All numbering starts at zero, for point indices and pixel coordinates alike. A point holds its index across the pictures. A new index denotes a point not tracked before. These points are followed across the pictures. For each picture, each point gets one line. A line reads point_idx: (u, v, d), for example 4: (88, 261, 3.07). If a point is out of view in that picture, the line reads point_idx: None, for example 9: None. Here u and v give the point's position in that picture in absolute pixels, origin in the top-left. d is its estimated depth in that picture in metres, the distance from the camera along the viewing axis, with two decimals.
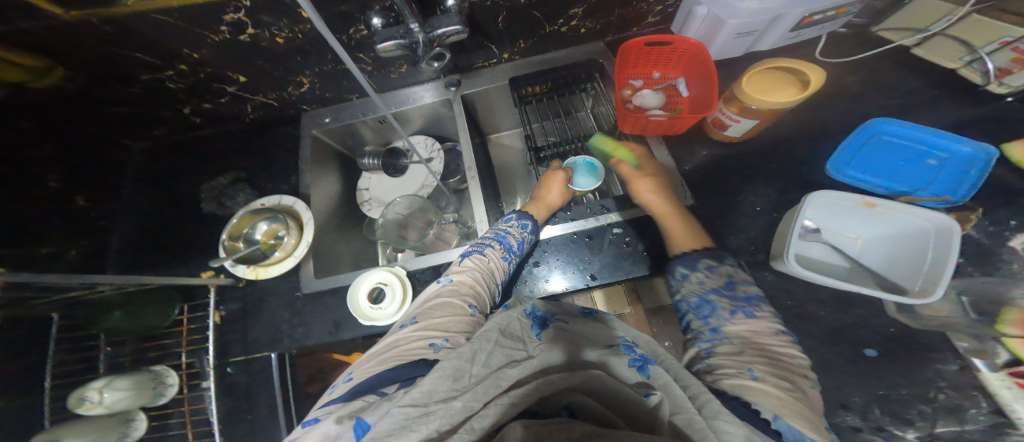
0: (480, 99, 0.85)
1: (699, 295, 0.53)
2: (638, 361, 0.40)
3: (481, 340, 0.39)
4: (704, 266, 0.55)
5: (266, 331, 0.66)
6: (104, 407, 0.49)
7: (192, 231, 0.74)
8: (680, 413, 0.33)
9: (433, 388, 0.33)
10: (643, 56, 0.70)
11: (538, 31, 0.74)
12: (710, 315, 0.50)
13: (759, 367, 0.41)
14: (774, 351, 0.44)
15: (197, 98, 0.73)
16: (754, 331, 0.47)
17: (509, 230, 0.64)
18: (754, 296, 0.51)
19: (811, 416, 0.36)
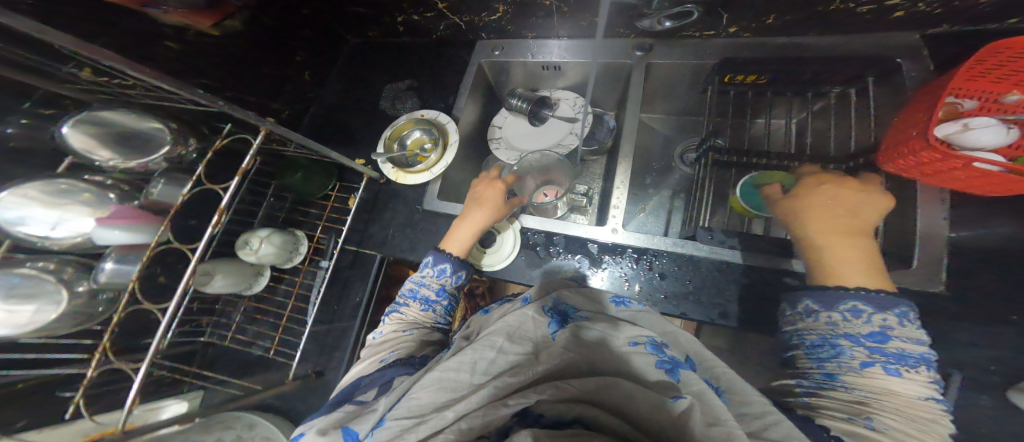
0: (671, 74, 0.70)
1: (827, 336, 0.37)
2: (666, 362, 0.30)
3: (481, 341, 0.33)
4: (838, 303, 0.38)
5: (380, 231, 0.69)
6: (257, 256, 0.55)
7: (358, 123, 0.82)
8: (719, 423, 0.24)
9: (429, 401, 0.29)
10: (1004, 67, 0.42)
11: (810, 6, 0.54)
12: (845, 363, 0.35)
13: (889, 425, 0.28)
14: (933, 426, 0.29)
15: (411, 9, 0.75)
16: (896, 392, 0.32)
17: (423, 279, 0.53)
18: (913, 357, 0.33)
19: None
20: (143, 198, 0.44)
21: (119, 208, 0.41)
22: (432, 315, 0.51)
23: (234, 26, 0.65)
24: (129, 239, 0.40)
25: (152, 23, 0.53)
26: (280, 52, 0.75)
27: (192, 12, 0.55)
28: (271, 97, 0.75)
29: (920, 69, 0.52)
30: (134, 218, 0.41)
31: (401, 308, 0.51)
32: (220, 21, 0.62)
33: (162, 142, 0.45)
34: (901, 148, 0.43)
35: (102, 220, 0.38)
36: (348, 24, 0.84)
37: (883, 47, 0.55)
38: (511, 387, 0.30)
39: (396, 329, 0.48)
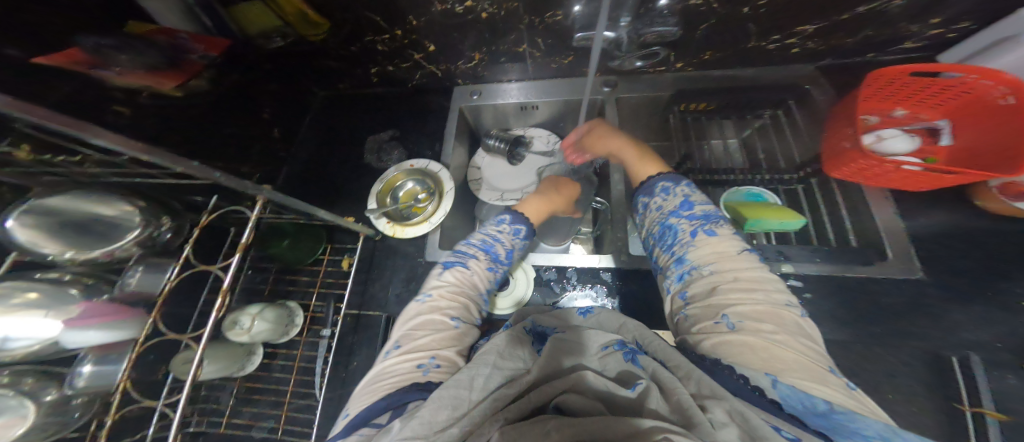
0: (640, 106, 0.77)
1: (661, 221, 0.49)
2: (630, 353, 0.35)
3: (476, 360, 0.33)
4: (660, 189, 0.52)
5: (383, 289, 0.67)
6: (250, 335, 0.53)
7: (340, 177, 0.79)
8: (672, 394, 0.28)
9: (433, 419, 0.27)
10: (893, 86, 0.53)
11: (740, 45, 0.65)
12: (681, 244, 0.45)
13: (738, 311, 0.34)
14: (754, 275, 0.38)
15: (387, 61, 0.76)
16: (719, 251, 0.41)
17: (498, 236, 0.54)
18: (712, 214, 0.46)
19: (805, 364, 0.29)
20: (115, 290, 0.39)
21: (88, 306, 0.36)
22: (493, 276, 0.51)
23: (201, 86, 0.61)
24: (104, 338, 0.35)
25: (101, 87, 0.47)
26: (247, 113, 0.71)
27: (150, 71, 0.53)
28: (243, 162, 0.70)
29: (831, 92, 0.64)
30: (108, 314, 0.37)
31: (469, 261, 0.50)
32: (186, 82, 0.58)
33: (131, 225, 0.39)
34: (841, 158, 0.53)
35: (67, 323, 0.34)
36: (318, 79, 0.83)
37: (801, 75, 0.68)
38: (507, 397, 0.29)
39: (449, 306, 0.43)
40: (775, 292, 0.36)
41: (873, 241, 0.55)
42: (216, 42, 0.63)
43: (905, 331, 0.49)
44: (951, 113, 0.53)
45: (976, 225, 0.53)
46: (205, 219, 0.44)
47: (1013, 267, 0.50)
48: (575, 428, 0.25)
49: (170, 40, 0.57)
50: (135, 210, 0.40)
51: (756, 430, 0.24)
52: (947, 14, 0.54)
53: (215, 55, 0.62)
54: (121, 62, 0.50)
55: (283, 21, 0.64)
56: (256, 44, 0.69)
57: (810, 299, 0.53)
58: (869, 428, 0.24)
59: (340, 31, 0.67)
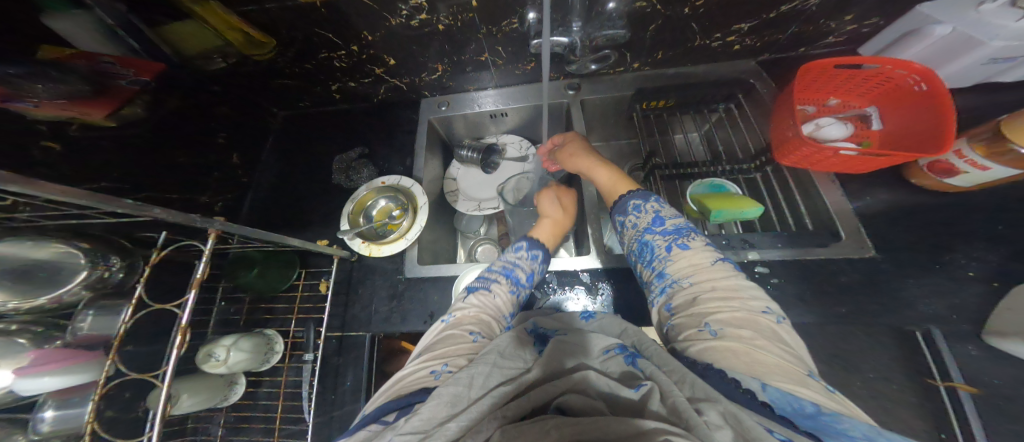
0: (604, 106, 0.79)
1: (638, 238, 0.51)
2: (631, 357, 0.36)
3: (478, 358, 0.34)
4: (633, 207, 0.53)
5: (364, 310, 0.65)
6: (227, 366, 0.52)
7: (310, 198, 0.77)
8: (668, 397, 0.29)
9: (433, 416, 0.29)
10: (822, 77, 0.57)
11: (686, 44, 0.67)
12: (659, 259, 0.47)
13: (718, 318, 0.37)
14: (728, 285, 0.41)
15: (348, 77, 0.75)
16: (695, 264, 0.44)
17: (518, 261, 0.55)
18: (683, 227, 0.49)
19: (786, 366, 0.31)
20: (68, 336, 0.37)
21: (40, 353, 0.35)
22: (515, 299, 0.51)
23: (134, 113, 0.55)
24: (61, 383, 0.34)
25: (18, 121, 0.42)
26: (201, 136, 0.68)
27: (74, 101, 0.47)
28: (204, 191, 0.67)
29: (773, 84, 0.69)
30: (66, 358, 0.35)
31: (491, 285, 0.50)
32: (117, 109, 0.52)
33: (76, 266, 0.37)
34: (788, 146, 0.56)
35: (20, 372, 0.32)
36: (277, 100, 0.81)
37: (743, 70, 0.71)
38: (505, 395, 0.30)
39: (473, 321, 0.45)
40: (751, 300, 0.39)
41: (826, 222, 0.59)
42: (146, 66, 0.57)
43: (857, 302, 0.53)
44: (876, 100, 0.58)
45: (912, 200, 0.58)
46: (154, 255, 0.39)
47: (949, 235, 0.54)
48: (573, 428, 0.26)
49: (91, 64, 0.50)
50: (79, 251, 0.38)
51: (748, 429, 0.25)
52: (856, 12, 0.58)
53: (148, 80, 0.57)
54: (38, 92, 0.44)
55: (222, 39, 0.61)
56: (195, 66, 0.64)
57: (778, 283, 0.56)
58: (855, 428, 0.25)
59: (294, 49, 0.65)
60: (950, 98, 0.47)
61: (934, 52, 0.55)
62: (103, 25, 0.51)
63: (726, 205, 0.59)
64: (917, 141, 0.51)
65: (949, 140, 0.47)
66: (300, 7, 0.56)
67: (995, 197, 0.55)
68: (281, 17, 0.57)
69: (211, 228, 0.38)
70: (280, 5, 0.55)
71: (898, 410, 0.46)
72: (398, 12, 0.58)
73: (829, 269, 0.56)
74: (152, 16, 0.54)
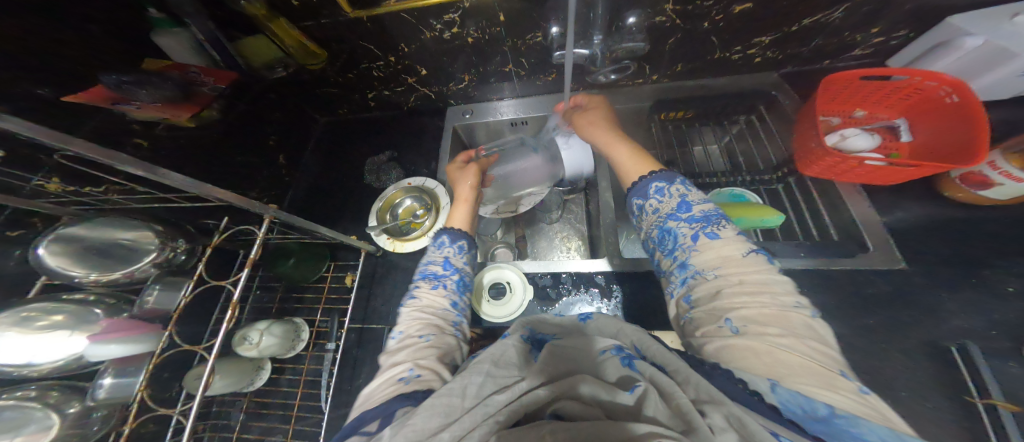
0: (623, 116, 0.81)
1: (659, 225, 0.49)
2: (627, 357, 0.36)
3: (470, 368, 0.35)
4: (654, 190, 0.52)
5: (384, 303, 0.69)
6: (258, 350, 0.56)
7: (341, 197, 0.82)
8: (671, 399, 0.30)
9: (425, 427, 0.30)
10: (852, 87, 0.57)
11: (706, 57, 0.69)
12: (682, 248, 0.46)
13: (742, 314, 0.36)
14: (759, 279, 0.39)
15: (382, 86, 0.81)
16: (722, 254, 0.43)
17: (433, 257, 0.57)
18: (712, 214, 0.46)
19: (813, 364, 0.31)
20: (135, 307, 0.42)
21: (110, 322, 0.39)
22: (442, 291, 0.52)
23: (211, 117, 0.63)
24: (122, 352, 0.38)
25: (119, 121, 0.49)
26: (254, 141, 0.74)
27: (166, 105, 0.55)
28: (251, 187, 0.74)
29: (795, 96, 0.69)
30: (129, 329, 0.39)
31: (416, 291, 0.52)
32: (199, 112, 0.60)
33: (148, 248, 0.42)
34: (811, 157, 0.56)
35: (90, 337, 0.37)
36: (317, 107, 0.88)
37: (765, 82, 0.72)
38: (500, 404, 0.31)
39: (415, 328, 0.46)
40: (782, 295, 0.37)
41: (853, 234, 0.58)
42: (222, 74, 0.64)
43: (886, 317, 0.51)
44: (907, 112, 0.57)
45: (946, 214, 0.56)
46: (215, 240, 0.46)
47: (988, 251, 0.52)
48: (567, 432, 0.28)
49: (181, 74, 0.57)
50: (152, 235, 0.43)
51: (753, 431, 0.26)
52: (882, 24, 0.58)
53: (224, 87, 0.64)
54: (142, 95, 0.52)
55: (283, 51, 0.68)
56: (260, 75, 0.71)
57: (799, 292, 0.55)
58: (872, 433, 0.25)
59: (339, 60, 0.72)
60: (982, 108, 0.46)
61: (965, 63, 0.54)
62: (193, 37, 0.59)
63: (748, 216, 0.59)
64: (948, 153, 0.51)
65: (982, 151, 0.46)
66: (347, 22, 0.62)
67: None
68: (331, 31, 0.64)
69: (267, 215, 0.43)
70: (334, 21, 0.62)
71: (934, 432, 0.43)
72: (433, 25, 0.63)
73: (855, 282, 0.54)
74: (232, 30, 0.62)
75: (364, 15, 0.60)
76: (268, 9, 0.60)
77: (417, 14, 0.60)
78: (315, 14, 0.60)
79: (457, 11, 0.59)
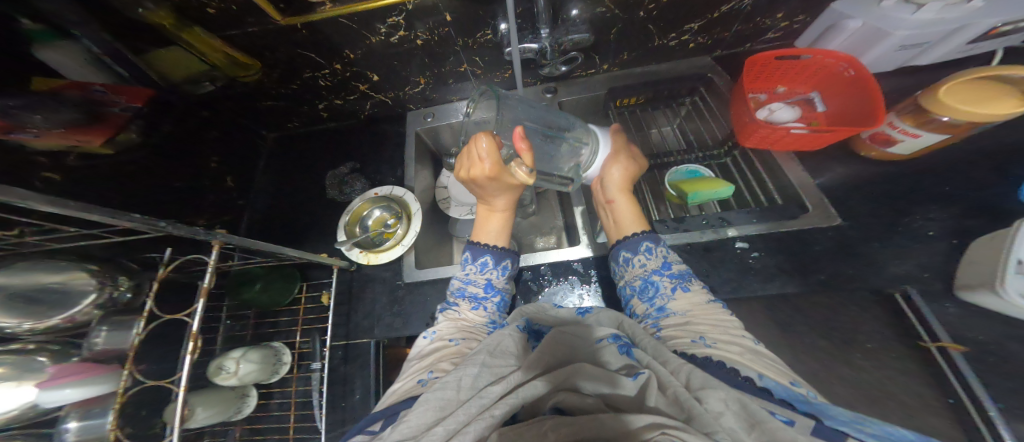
0: (581, 107, 0.84)
1: (643, 277, 0.53)
2: (625, 345, 0.40)
3: (466, 361, 0.38)
4: (645, 248, 0.54)
5: (367, 317, 0.67)
6: (237, 378, 0.53)
7: (308, 217, 0.80)
8: (668, 388, 0.33)
9: (421, 421, 0.32)
10: (769, 68, 0.62)
11: (646, 44, 0.73)
12: (661, 296, 0.51)
13: (711, 335, 0.42)
14: (721, 316, 0.45)
15: (334, 95, 0.78)
16: (693, 303, 0.48)
17: (469, 275, 0.57)
18: (686, 273, 0.52)
19: (778, 367, 0.37)
20: (85, 350, 0.38)
21: (58, 368, 0.36)
22: (484, 312, 0.54)
23: (131, 140, 0.56)
24: (83, 393, 0.35)
25: (18, 153, 0.43)
26: (197, 163, 0.69)
27: (72, 129, 0.48)
28: (201, 215, 0.69)
29: (728, 77, 0.75)
30: (83, 372, 0.36)
31: (454, 306, 0.55)
32: (113, 136, 0.53)
33: (84, 289, 0.38)
34: (746, 130, 0.61)
35: (40, 385, 0.34)
36: (264, 121, 0.84)
37: (701, 65, 0.77)
38: (497, 395, 0.33)
39: (448, 333, 0.49)
40: (733, 327, 0.43)
41: (793, 197, 0.65)
42: (138, 92, 0.58)
43: (827, 267, 0.59)
44: (819, 85, 0.63)
45: (866, 171, 0.64)
46: (162, 271, 0.42)
47: (902, 200, 0.60)
48: (570, 427, 0.29)
49: (84, 94, 0.50)
50: (87, 274, 0.39)
51: (754, 416, 0.28)
52: (785, 10, 0.65)
53: (140, 106, 0.58)
54: (36, 120, 0.44)
55: (209, 64, 0.63)
56: (184, 90, 0.65)
57: (758, 256, 0.62)
58: (845, 414, 0.28)
59: (277, 67, 0.69)
60: (874, 79, 0.53)
61: (852, 44, 0.63)
62: (92, 55, 0.52)
63: (700, 188, 0.65)
64: (854, 120, 0.57)
65: (880, 113, 0.52)
66: (284, 31, 0.60)
67: (937, 162, 0.61)
68: (268, 40, 0.61)
69: (215, 240, 0.40)
70: (262, 28, 0.59)
71: None
72: (378, 30, 0.61)
73: (797, 240, 0.61)
74: (140, 45, 0.56)
75: (296, 22, 0.58)
76: (176, 17, 0.55)
77: (359, 19, 0.59)
78: (242, 23, 0.57)
79: (401, 14, 0.59)
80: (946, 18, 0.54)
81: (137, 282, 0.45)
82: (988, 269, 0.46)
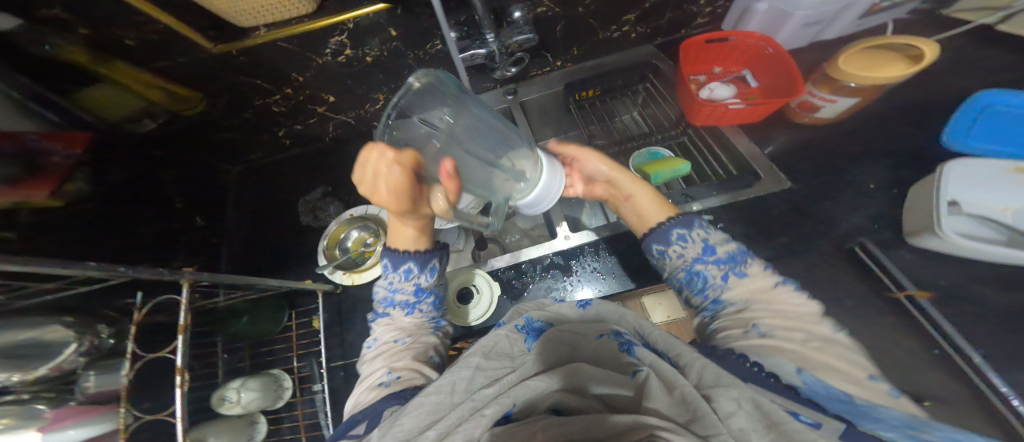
0: (543, 104, 0.85)
1: (686, 269, 0.51)
2: (628, 344, 0.41)
3: (461, 363, 0.41)
4: (677, 237, 0.53)
5: (361, 335, 0.70)
6: (241, 406, 0.55)
7: (290, 246, 0.81)
8: (675, 388, 0.33)
9: (415, 425, 0.35)
10: (702, 50, 0.67)
11: (591, 39, 0.76)
12: (713, 286, 0.49)
13: (767, 323, 0.42)
14: (787, 303, 0.44)
15: (292, 120, 0.80)
16: (754, 290, 0.47)
17: (394, 284, 0.58)
18: (736, 254, 0.50)
19: (839, 365, 0.36)
20: (78, 394, 0.40)
21: (57, 412, 0.38)
22: (419, 314, 0.57)
23: (79, 189, 0.56)
24: (84, 434, 0.37)
25: None
26: (158, 207, 0.69)
27: (18, 185, 0.48)
28: (176, 256, 0.69)
29: (672, 61, 0.79)
30: (79, 414, 0.38)
31: (388, 314, 0.58)
32: (58, 188, 0.52)
33: (64, 340, 0.39)
34: (693, 109, 0.65)
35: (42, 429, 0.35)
36: (230, 156, 0.85)
37: (645, 53, 0.81)
38: (488, 397, 0.37)
39: (390, 336, 0.55)
40: (812, 325, 0.41)
41: (745, 167, 0.69)
42: (75, 138, 0.57)
43: (780, 231, 0.63)
44: (749, 63, 0.67)
45: (805, 136, 0.69)
46: (137, 315, 0.43)
47: (841, 160, 0.65)
48: (558, 427, 0.33)
49: (19, 145, 0.50)
50: (66, 328, 0.40)
51: (772, 416, 0.29)
52: None
53: (81, 152, 0.57)
54: None
55: (145, 99, 0.63)
56: (125, 131, 0.64)
57: (721, 227, 0.66)
58: (894, 417, 0.29)
59: (224, 96, 0.69)
60: (789, 57, 0.59)
61: (765, 25, 0.68)
62: (13, 100, 0.51)
63: (661, 169, 0.69)
64: (783, 91, 0.61)
65: (800, 83, 0.57)
66: (223, 58, 0.61)
67: (863, 121, 0.67)
68: (210, 67, 0.62)
69: (184, 279, 0.41)
70: (193, 58, 0.60)
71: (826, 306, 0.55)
72: (323, 51, 0.63)
73: (753, 206, 0.66)
74: (61, 84, 0.54)
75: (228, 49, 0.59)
76: (94, 54, 0.54)
77: (301, 42, 0.60)
78: (169, 55, 0.58)
79: (343, 33, 0.60)
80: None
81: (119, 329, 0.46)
82: (936, 217, 0.51)
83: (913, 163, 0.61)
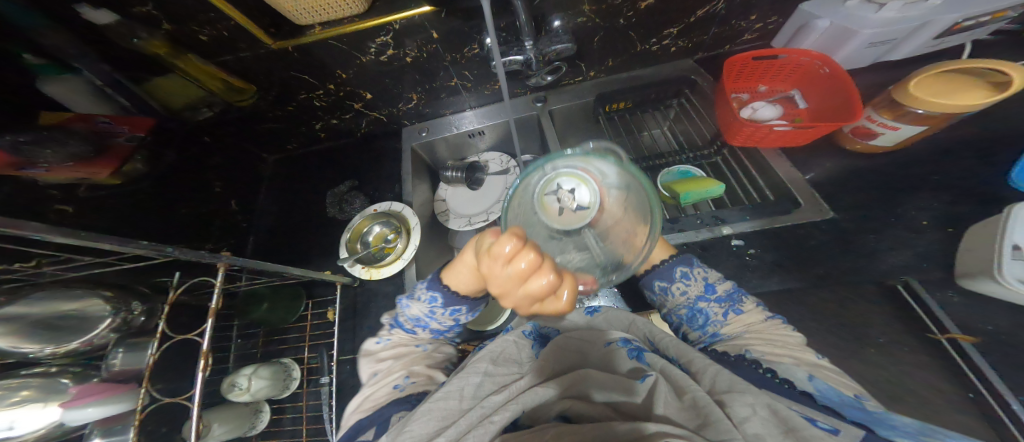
0: (572, 113, 0.85)
1: (688, 306, 0.51)
2: (637, 351, 0.43)
3: (468, 370, 0.41)
4: (680, 274, 0.52)
5: (373, 331, 0.69)
6: (250, 394, 0.55)
7: (312, 236, 0.82)
8: (686, 393, 0.35)
9: (423, 431, 0.35)
10: (748, 67, 0.64)
11: (629, 51, 0.75)
12: (712, 322, 0.50)
13: (758, 348, 0.43)
14: (781, 334, 0.45)
15: (330, 114, 0.81)
16: (749, 326, 0.47)
17: (434, 316, 0.53)
18: (734, 292, 0.50)
19: (837, 374, 0.39)
20: (102, 371, 0.39)
21: (82, 388, 0.38)
22: (444, 338, 0.57)
23: (137, 169, 0.59)
24: (102, 412, 0.37)
25: (30, 188, 0.46)
26: (197, 190, 0.70)
27: (81, 162, 0.51)
28: (208, 238, 0.71)
29: (711, 78, 0.76)
30: (101, 391, 0.38)
31: (416, 332, 0.55)
32: (119, 167, 0.56)
33: (98, 314, 0.40)
34: (732, 129, 0.63)
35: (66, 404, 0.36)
36: (264, 145, 0.87)
37: (683, 68, 0.79)
38: (496, 404, 0.37)
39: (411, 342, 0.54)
40: (792, 340, 0.44)
41: (785, 192, 0.66)
42: (138, 122, 0.60)
43: (823, 262, 0.58)
44: (798, 83, 0.65)
45: (852, 165, 0.66)
46: (172, 296, 0.43)
47: (894, 192, 0.61)
48: (573, 434, 0.32)
49: (88, 125, 0.53)
50: (103, 302, 0.41)
51: (791, 422, 0.30)
52: (758, 12, 0.68)
53: (142, 135, 0.60)
54: (46, 156, 0.48)
55: (206, 90, 0.66)
56: (184, 117, 0.68)
57: (755, 253, 0.62)
58: (905, 425, 0.30)
59: (272, 91, 0.71)
60: (849, 76, 0.56)
61: (825, 43, 0.65)
62: (93, 86, 0.54)
63: (694, 188, 0.66)
64: (836, 115, 0.59)
65: (858, 107, 0.54)
66: (278, 55, 0.63)
67: (919, 153, 0.63)
68: (260, 63, 0.64)
69: (221, 262, 0.42)
70: (255, 53, 0.62)
71: None
72: (367, 50, 0.64)
73: (794, 234, 0.62)
74: (136, 73, 0.58)
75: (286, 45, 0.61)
76: (171, 45, 0.57)
77: (349, 40, 0.61)
78: (235, 48, 0.60)
79: (388, 34, 0.61)
80: (908, 15, 0.58)
81: (149, 306, 0.47)
82: (996, 261, 0.45)
83: (982, 200, 0.56)
